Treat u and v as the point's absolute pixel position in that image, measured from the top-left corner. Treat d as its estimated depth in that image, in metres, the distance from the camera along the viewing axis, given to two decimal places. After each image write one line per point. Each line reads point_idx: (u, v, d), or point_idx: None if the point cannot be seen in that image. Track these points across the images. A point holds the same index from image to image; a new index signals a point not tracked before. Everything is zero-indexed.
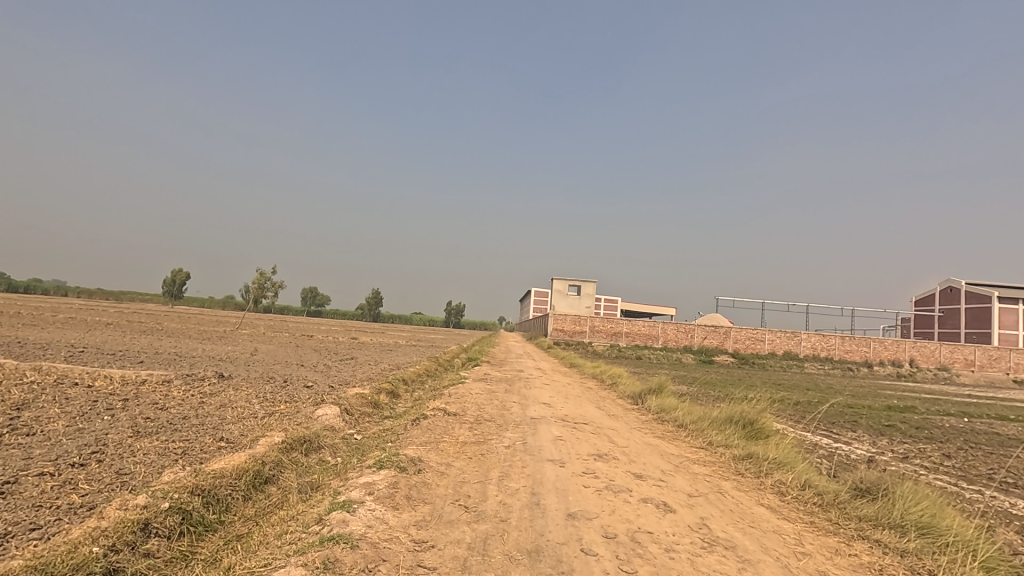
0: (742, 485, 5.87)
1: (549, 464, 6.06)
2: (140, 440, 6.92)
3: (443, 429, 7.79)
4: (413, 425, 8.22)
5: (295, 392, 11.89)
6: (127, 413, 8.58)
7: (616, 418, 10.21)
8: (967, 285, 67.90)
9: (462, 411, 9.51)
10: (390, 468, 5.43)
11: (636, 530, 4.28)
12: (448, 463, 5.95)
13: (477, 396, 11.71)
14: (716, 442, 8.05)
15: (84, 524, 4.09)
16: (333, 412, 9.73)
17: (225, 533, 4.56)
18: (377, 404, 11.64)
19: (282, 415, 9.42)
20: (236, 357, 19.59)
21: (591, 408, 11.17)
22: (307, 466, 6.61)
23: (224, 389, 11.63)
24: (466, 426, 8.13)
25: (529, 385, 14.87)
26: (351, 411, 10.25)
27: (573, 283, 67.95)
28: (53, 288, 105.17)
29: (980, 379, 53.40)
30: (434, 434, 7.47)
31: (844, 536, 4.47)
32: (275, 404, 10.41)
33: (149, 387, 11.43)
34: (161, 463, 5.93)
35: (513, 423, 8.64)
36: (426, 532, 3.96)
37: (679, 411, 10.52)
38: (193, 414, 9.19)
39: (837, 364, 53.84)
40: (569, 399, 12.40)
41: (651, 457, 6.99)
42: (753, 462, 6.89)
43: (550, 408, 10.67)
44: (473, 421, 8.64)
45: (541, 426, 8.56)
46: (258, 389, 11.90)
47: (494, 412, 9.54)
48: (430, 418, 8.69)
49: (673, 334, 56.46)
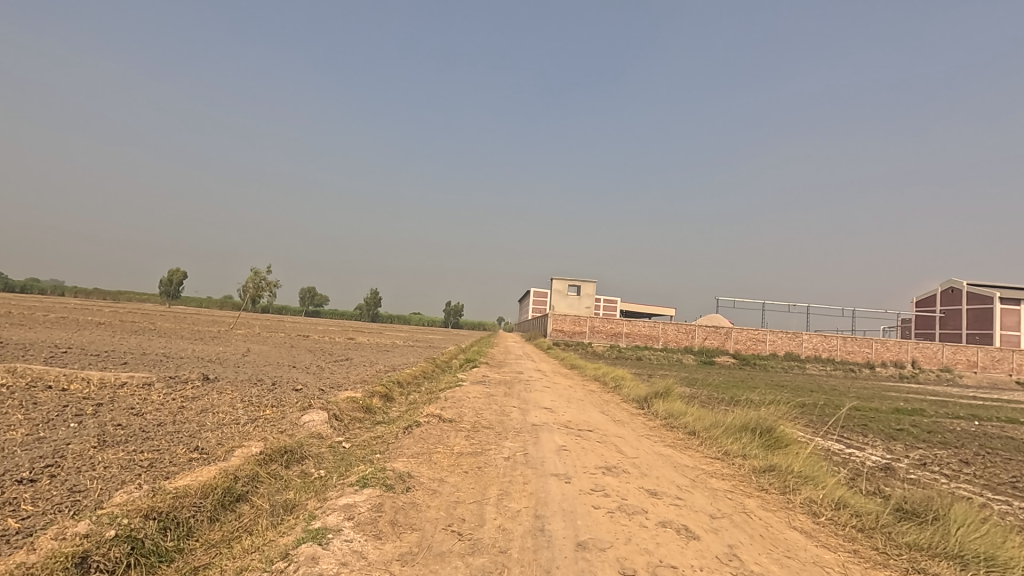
0: (769, 504, 5.27)
1: (553, 480, 5.46)
2: (104, 451, 6.29)
3: (437, 438, 7.18)
4: (406, 433, 7.62)
5: (282, 395, 11.29)
6: (97, 420, 7.96)
7: (623, 424, 9.61)
8: (969, 285, 67.46)
9: (459, 416, 8.90)
10: (375, 486, 4.80)
11: (657, 565, 3.67)
12: (441, 478, 5.34)
13: (475, 400, 11.12)
14: (733, 452, 7.45)
15: (10, 559, 3.48)
16: (321, 418, 9.13)
17: (182, 565, 3.93)
18: (370, 408, 11.02)
19: (266, 421, 8.81)
20: (226, 357, 18.97)
21: (595, 414, 10.59)
22: (287, 481, 5.98)
23: (207, 393, 10.99)
24: (463, 434, 7.52)
25: (528, 388, 14.29)
26: (341, 416, 9.67)
27: (573, 283, 67.40)
28: (51, 287, 104.50)
29: (983, 380, 52.89)
30: (427, 443, 6.86)
31: (896, 569, 3.87)
32: (260, 409, 9.81)
33: (127, 390, 10.80)
34: (121, 479, 5.29)
35: (513, 430, 8.03)
36: (411, 571, 3.35)
37: (688, 416, 9.94)
38: (169, 420, 8.56)
39: (839, 365, 53.33)
40: (572, 403, 11.82)
41: (664, 470, 6.40)
42: (776, 476, 6.29)
43: (551, 413, 10.08)
44: (470, 428, 8.04)
45: (543, 433, 7.98)
46: (243, 393, 11.25)
47: (493, 419, 8.94)
48: (425, 425, 8.08)
49: (674, 335, 55.92)
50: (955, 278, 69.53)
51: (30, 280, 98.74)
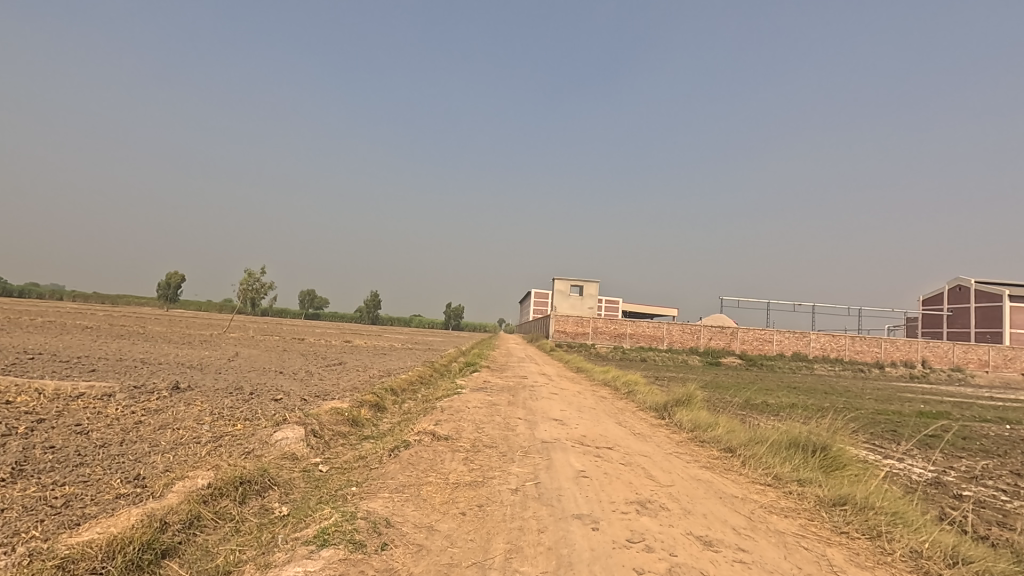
0: (861, 558, 4.02)
1: (577, 527, 4.18)
2: (9, 488, 5.01)
3: (428, 463, 5.90)
4: (391, 455, 6.39)
5: (259, 406, 10.05)
6: (24, 442, 6.68)
7: (645, 440, 8.32)
8: (977, 283, 66.18)
9: (457, 433, 7.66)
10: (338, 546, 3.53)
11: None
12: (430, 526, 4.09)
13: (475, 411, 9.84)
14: (786, 477, 6.16)
15: None
16: (296, 434, 7.86)
17: None
18: (356, 421, 9.76)
19: (230, 440, 7.57)
20: (208, 363, 17.76)
21: (612, 426, 9.35)
22: (236, 527, 4.67)
23: (172, 406, 9.71)
24: (461, 457, 6.26)
25: (533, 395, 13.05)
26: (321, 432, 8.40)
27: (575, 284, 66.12)
28: (49, 291, 103.43)
29: (996, 379, 51.58)
30: (415, 471, 5.59)
31: None
32: (227, 424, 8.52)
33: (81, 402, 9.55)
34: (10, 530, 4.01)
35: (520, 451, 6.78)
36: None
37: (719, 429, 8.66)
38: (117, 441, 7.29)
39: (848, 365, 52.03)
40: (584, 413, 10.58)
41: (712, 504, 5.13)
42: (853, 511, 5.05)
43: (562, 426, 8.80)
44: (470, 448, 6.77)
45: (556, 454, 6.74)
46: (215, 405, 9.98)
47: (497, 435, 7.69)
48: (416, 444, 6.86)
49: (679, 335, 54.63)
50: (962, 277, 68.24)
51: (29, 286, 97.91)
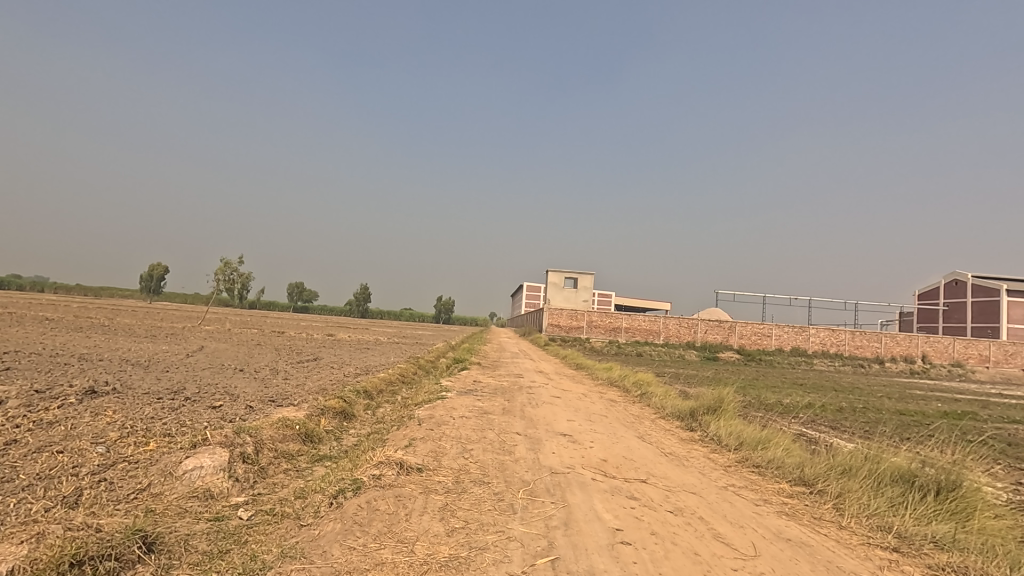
0: None
1: None
2: None
3: (385, 524, 3.85)
4: (334, 507, 4.33)
5: (191, 417, 7.92)
6: None
7: (684, 466, 6.32)
8: (974, 277, 64.82)
9: (435, 461, 5.59)
10: None
11: None
12: None
13: (462, 424, 7.81)
14: (915, 536, 4.23)
15: None
16: (216, 462, 5.76)
17: None
18: (309, 435, 7.66)
19: (120, 471, 5.48)
20: (158, 359, 15.42)
21: (635, 444, 7.33)
22: None
23: (72, 418, 7.50)
24: (437, 508, 4.22)
25: (532, 400, 10.99)
26: (254, 456, 6.31)
27: (568, 276, 64.02)
28: (30, 282, 99.60)
29: (997, 374, 50.36)
30: (363, 542, 3.55)
31: None
32: (132, 445, 6.42)
33: None
34: None
35: (524, 491, 4.77)
36: None
37: (778, 450, 6.69)
38: None
39: (848, 360, 50.57)
40: (596, 424, 8.57)
41: None
42: None
43: (575, 447, 6.78)
44: (450, 491, 4.69)
45: (575, 497, 4.69)
46: (130, 416, 7.80)
47: (491, 464, 5.67)
48: (370, 484, 4.78)
49: (675, 330, 52.68)
50: (959, 272, 66.94)
51: (9, 276, 94.68)
